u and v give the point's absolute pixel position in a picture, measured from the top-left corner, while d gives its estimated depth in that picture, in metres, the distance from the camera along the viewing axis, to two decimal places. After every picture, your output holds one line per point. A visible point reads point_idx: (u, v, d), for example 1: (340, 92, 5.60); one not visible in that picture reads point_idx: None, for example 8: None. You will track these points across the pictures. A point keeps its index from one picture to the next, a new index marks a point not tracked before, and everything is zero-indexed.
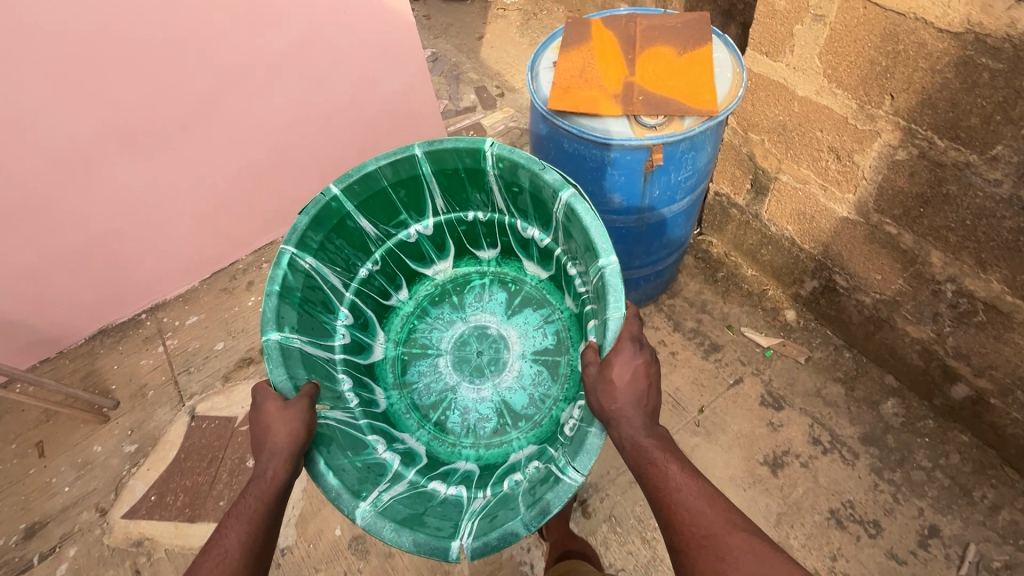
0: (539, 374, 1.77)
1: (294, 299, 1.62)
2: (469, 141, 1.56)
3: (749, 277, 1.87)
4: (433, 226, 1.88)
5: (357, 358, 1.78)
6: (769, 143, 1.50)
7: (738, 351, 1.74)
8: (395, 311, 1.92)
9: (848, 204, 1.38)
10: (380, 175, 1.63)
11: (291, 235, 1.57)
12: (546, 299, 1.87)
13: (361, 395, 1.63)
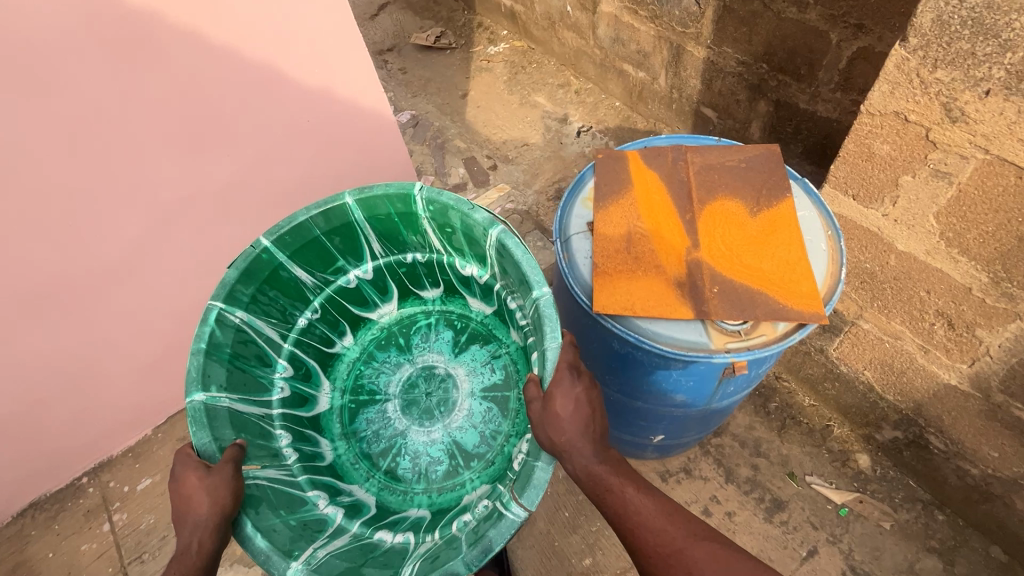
0: (489, 414, 1.58)
1: (223, 356, 1.44)
2: (397, 186, 1.45)
3: (807, 409, 1.85)
4: (374, 269, 1.76)
5: (299, 412, 1.59)
6: (853, 290, 1.54)
7: (806, 509, 1.68)
8: (339, 358, 1.71)
9: (961, 373, 1.41)
10: (310, 221, 1.53)
11: (214, 289, 1.43)
12: (495, 333, 1.68)
13: (304, 450, 1.53)
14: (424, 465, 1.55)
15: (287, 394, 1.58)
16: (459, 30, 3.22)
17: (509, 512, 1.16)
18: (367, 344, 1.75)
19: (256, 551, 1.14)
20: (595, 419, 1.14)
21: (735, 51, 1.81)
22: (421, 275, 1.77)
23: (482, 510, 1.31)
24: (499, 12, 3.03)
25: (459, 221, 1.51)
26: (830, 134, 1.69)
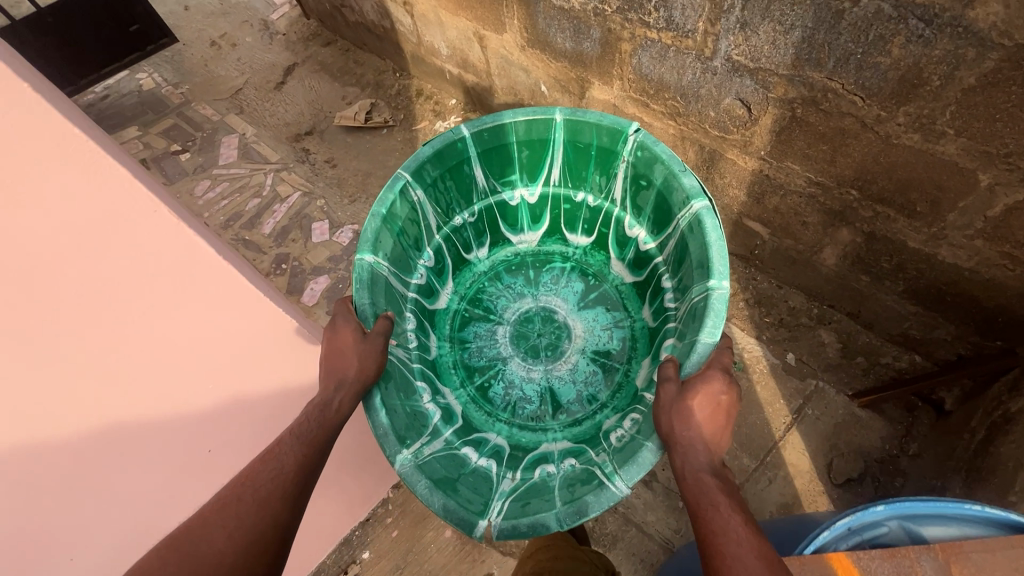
0: (594, 374, 1.96)
1: (392, 231, 1.88)
2: (617, 122, 1.76)
3: None
4: (538, 196, 2.10)
5: (424, 303, 2.03)
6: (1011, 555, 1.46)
7: None
8: (469, 268, 2.14)
9: None
10: (512, 128, 1.89)
11: (410, 165, 1.84)
12: (622, 306, 2.07)
13: (421, 339, 1.97)
14: (518, 393, 1.94)
15: (423, 283, 2.01)
16: (394, 100, 2.59)
17: (613, 485, 1.43)
18: (496, 267, 2.17)
19: (374, 428, 1.51)
20: (727, 422, 1.34)
21: (806, 169, 1.60)
22: (577, 219, 2.10)
23: (567, 465, 1.69)
24: (447, 80, 2.42)
25: (659, 180, 1.78)
26: (961, 275, 1.57)
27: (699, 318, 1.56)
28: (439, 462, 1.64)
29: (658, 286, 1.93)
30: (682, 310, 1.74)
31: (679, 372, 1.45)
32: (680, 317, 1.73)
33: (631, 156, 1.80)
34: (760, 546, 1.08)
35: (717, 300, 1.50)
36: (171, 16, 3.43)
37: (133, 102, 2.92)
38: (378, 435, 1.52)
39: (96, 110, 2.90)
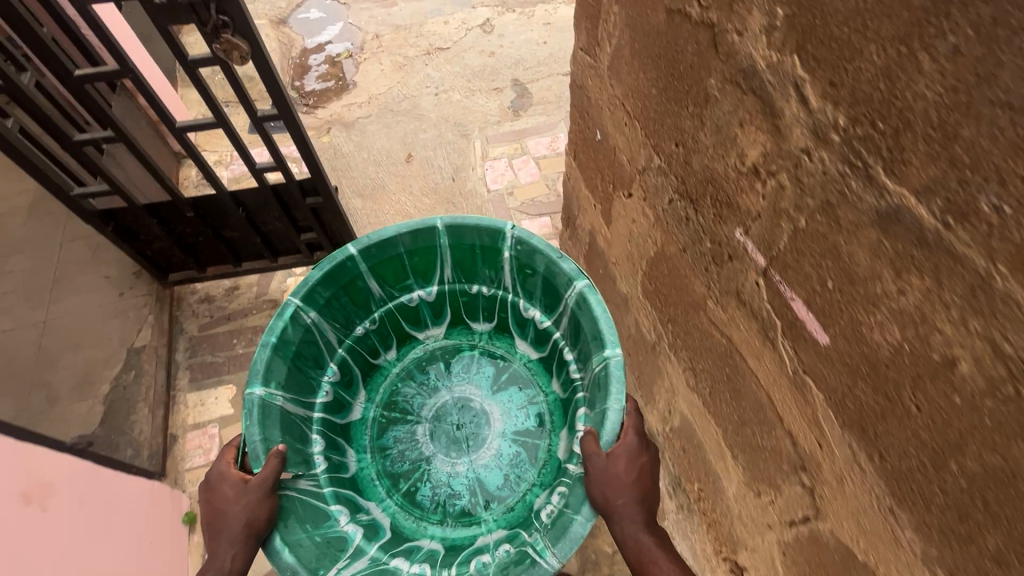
0: (518, 455, 1.69)
1: (286, 352, 1.58)
2: (486, 225, 1.60)
3: None
4: (436, 293, 1.84)
5: (331, 417, 1.72)
6: None
7: None
8: (379, 370, 1.87)
9: None
10: (397, 239, 1.66)
11: (299, 290, 1.56)
12: (534, 380, 1.82)
13: (331, 459, 1.65)
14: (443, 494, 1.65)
15: (330, 398, 1.72)
16: None
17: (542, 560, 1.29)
18: (409, 365, 1.88)
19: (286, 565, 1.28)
20: (649, 492, 1.27)
21: None
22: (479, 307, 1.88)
23: (501, 553, 1.41)
24: None
25: (541, 267, 1.64)
26: None
27: (606, 387, 1.43)
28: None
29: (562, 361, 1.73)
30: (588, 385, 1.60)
31: (596, 444, 1.30)
32: (588, 391, 1.58)
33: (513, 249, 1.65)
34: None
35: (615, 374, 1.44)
36: (385, 162, 2.46)
37: (256, 327, 1.90)
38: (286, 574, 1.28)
39: (205, 315, 1.92)
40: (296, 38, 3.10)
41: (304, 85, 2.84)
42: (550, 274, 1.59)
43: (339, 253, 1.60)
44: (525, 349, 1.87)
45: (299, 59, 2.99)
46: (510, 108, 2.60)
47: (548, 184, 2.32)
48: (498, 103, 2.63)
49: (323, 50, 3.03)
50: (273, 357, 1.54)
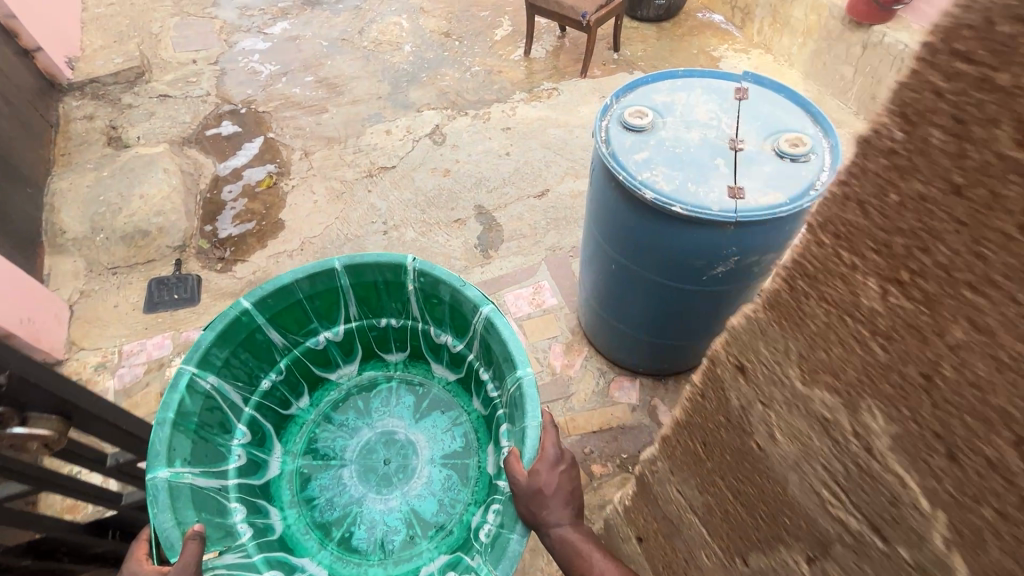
0: (448, 478, 1.79)
1: (189, 425, 1.57)
2: (384, 261, 1.74)
3: None
4: (343, 332, 1.95)
5: (251, 480, 1.72)
6: None
7: None
8: (295, 420, 1.91)
9: None
10: (294, 285, 1.76)
11: (190, 354, 1.56)
12: (455, 401, 1.94)
13: (255, 523, 1.64)
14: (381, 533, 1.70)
15: (244, 461, 1.72)
16: None
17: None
18: (325, 408, 1.95)
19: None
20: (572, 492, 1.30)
21: None
22: (389, 340, 2.01)
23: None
24: None
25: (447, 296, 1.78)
26: None
27: (521, 409, 1.48)
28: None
29: (477, 379, 1.85)
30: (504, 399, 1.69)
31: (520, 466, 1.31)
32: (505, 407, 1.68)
33: (415, 283, 1.79)
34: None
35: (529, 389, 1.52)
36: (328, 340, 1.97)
37: None
38: None
39: None
40: (205, 165, 2.55)
41: (218, 229, 2.30)
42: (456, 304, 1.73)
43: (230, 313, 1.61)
44: (443, 372, 1.99)
45: (211, 194, 2.44)
46: (478, 248, 2.15)
47: (538, 359, 1.82)
48: (461, 242, 2.18)
49: (240, 178, 2.50)
50: (174, 434, 1.50)
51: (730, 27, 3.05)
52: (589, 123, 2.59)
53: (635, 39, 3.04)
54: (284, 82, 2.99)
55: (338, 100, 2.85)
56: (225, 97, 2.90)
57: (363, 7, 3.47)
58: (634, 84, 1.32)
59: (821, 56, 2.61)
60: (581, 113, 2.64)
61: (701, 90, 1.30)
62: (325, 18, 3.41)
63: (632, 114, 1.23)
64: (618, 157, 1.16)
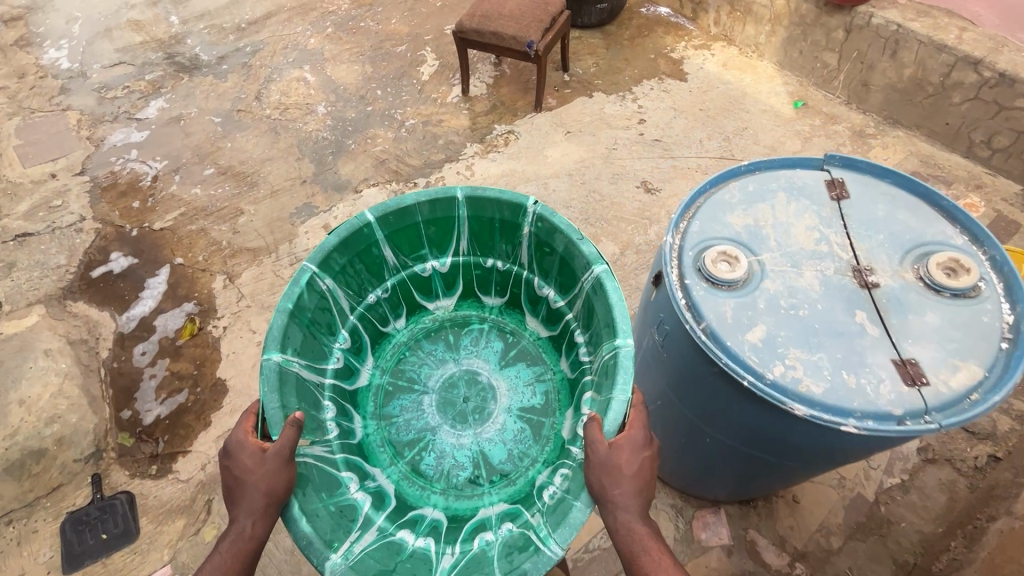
0: (523, 432, 1.60)
1: (301, 320, 1.54)
2: (507, 197, 1.63)
3: None
4: (450, 264, 1.82)
5: (343, 384, 1.66)
6: None
7: None
8: (388, 340, 1.80)
9: None
10: (415, 209, 1.66)
11: (316, 255, 1.55)
12: (541, 356, 1.75)
13: (342, 426, 1.57)
14: (448, 465, 1.56)
15: (341, 365, 1.66)
16: None
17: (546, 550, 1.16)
18: (417, 334, 1.82)
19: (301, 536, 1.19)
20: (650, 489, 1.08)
21: None
22: (491, 282, 1.84)
23: (505, 532, 1.32)
24: None
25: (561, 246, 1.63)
26: None
27: (610, 374, 1.28)
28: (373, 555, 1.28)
29: (569, 340, 1.68)
30: (597, 364, 1.53)
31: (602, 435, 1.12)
32: (594, 375, 1.51)
33: (532, 226, 1.65)
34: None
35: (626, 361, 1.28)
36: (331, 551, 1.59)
37: None
38: (302, 546, 1.19)
39: None
40: (101, 321, 1.98)
41: (141, 412, 1.77)
42: (570, 256, 1.57)
43: (356, 225, 1.61)
44: (535, 327, 1.80)
45: (119, 361, 1.89)
46: None
47: None
48: None
49: (153, 330, 1.95)
50: (290, 323, 1.48)
51: (681, 20, 2.72)
52: (563, 170, 2.20)
53: (583, 52, 2.65)
54: (179, 182, 2.40)
55: (254, 195, 2.31)
56: (106, 217, 2.30)
57: (253, 63, 2.88)
58: (695, 200, 0.95)
59: (795, 44, 2.33)
60: (550, 159, 2.24)
61: (783, 194, 0.95)
62: (209, 85, 2.80)
63: (716, 258, 0.87)
64: (724, 339, 0.80)
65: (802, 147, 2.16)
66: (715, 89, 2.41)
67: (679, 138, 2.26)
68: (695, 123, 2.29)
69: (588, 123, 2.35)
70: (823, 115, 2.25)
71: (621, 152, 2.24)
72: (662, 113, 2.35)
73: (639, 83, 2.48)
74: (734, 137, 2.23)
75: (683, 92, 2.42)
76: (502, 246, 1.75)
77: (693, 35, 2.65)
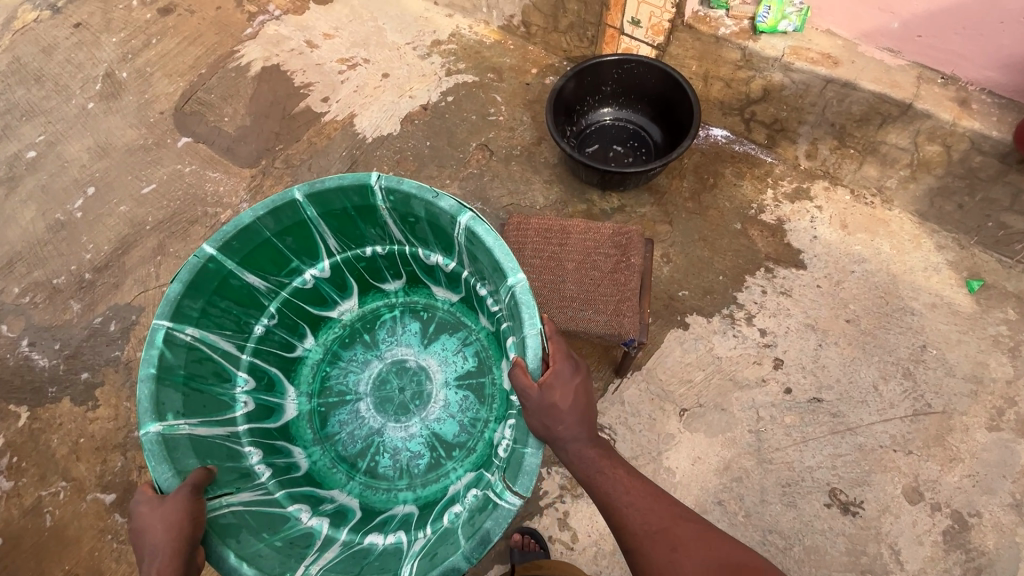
0: (468, 401, 1.51)
1: (176, 378, 1.30)
2: (350, 180, 1.35)
3: None
4: (330, 267, 1.56)
5: (267, 424, 1.46)
6: None
7: None
8: (303, 362, 1.58)
9: None
10: (258, 225, 1.35)
11: (160, 307, 1.27)
12: (462, 321, 1.61)
13: (275, 463, 1.40)
14: (405, 460, 1.47)
15: (252, 407, 1.45)
16: None
17: (502, 503, 1.12)
18: (331, 344, 1.61)
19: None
20: (588, 409, 1.14)
21: None
22: (381, 268, 1.60)
23: (471, 499, 1.25)
24: None
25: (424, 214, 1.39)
26: None
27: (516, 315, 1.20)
28: (335, 568, 1.19)
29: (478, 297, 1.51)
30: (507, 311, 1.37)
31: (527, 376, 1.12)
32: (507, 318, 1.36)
33: (387, 203, 1.38)
34: (711, 544, 1.00)
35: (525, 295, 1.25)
36: None
37: None
38: None
39: None
40: None
41: None
42: (434, 218, 1.35)
43: (199, 262, 1.32)
44: (445, 295, 1.63)
45: None
46: None
47: None
48: None
49: None
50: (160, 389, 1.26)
51: (752, 148, 1.92)
52: (708, 494, 1.46)
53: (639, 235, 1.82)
54: None
55: None
56: None
57: (132, 356, 1.81)
58: None
59: (947, 197, 1.65)
60: (679, 476, 1.48)
61: None
62: (72, 424, 1.73)
63: None
64: None
65: (1016, 370, 1.53)
66: (852, 276, 1.69)
67: (844, 388, 1.54)
68: (855, 353, 1.58)
69: (705, 383, 1.58)
70: (1014, 299, 1.62)
71: (774, 435, 1.50)
72: (798, 339, 1.62)
73: (742, 283, 1.71)
74: (918, 370, 1.55)
75: (811, 291, 1.68)
76: (372, 229, 1.49)
77: (779, 174, 1.87)
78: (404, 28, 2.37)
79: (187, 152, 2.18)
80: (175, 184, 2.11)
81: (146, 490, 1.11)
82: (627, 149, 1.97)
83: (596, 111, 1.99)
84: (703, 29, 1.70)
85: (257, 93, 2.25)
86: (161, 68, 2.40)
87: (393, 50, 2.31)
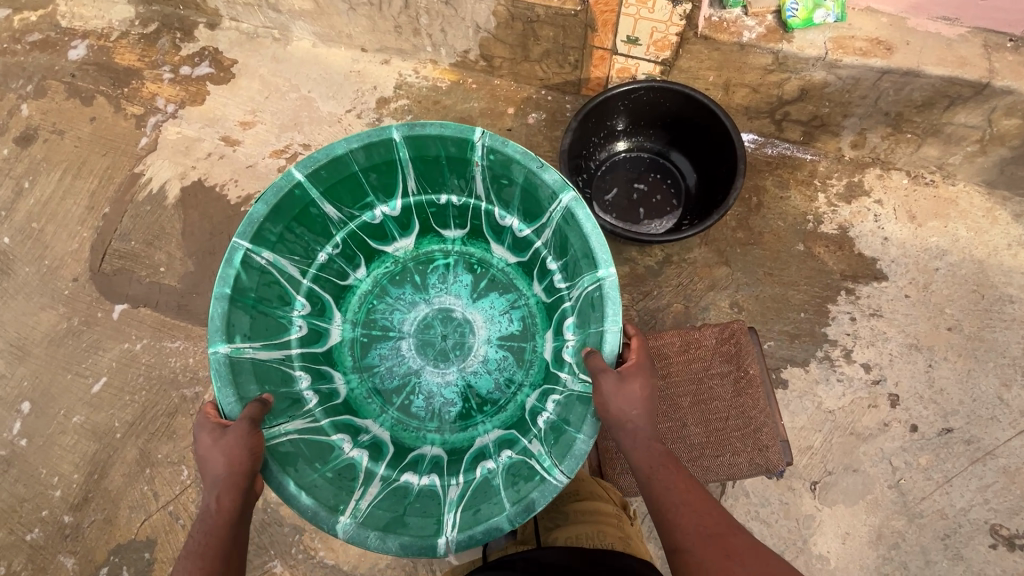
0: (509, 359, 1.51)
1: (247, 301, 1.33)
2: (451, 130, 1.33)
3: None
4: (401, 207, 1.52)
5: (315, 348, 1.48)
6: None
7: None
8: (354, 291, 1.57)
9: None
10: (349, 158, 1.34)
11: (240, 227, 1.29)
12: (514, 283, 1.57)
13: (321, 390, 1.44)
14: (438, 404, 1.48)
15: (306, 331, 1.47)
16: None
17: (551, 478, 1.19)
18: (382, 278, 1.59)
19: (306, 508, 1.19)
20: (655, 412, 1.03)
21: None
22: (450, 217, 1.56)
23: (505, 459, 1.32)
24: None
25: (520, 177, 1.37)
26: None
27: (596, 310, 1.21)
28: (381, 506, 1.25)
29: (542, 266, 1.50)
30: (576, 297, 1.38)
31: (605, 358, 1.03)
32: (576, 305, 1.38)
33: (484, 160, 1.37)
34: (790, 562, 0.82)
35: (612, 291, 1.20)
36: None
37: None
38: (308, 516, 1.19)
39: None
40: None
41: None
42: (533, 189, 1.34)
43: (285, 185, 1.32)
44: (503, 254, 1.58)
45: None
46: None
47: None
48: None
49: None
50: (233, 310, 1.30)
51: (787, 148, 1.68)
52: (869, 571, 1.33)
53: (697, 287, 1.60)
54: None
55: None
56: None
57: None
58: None
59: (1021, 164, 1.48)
60: (834, 559, 1.34)
61: None
62: None
63: None
64: None
65: None
66: (938, 275, 1.53)
67: (971, 410, 1.41)
68: (969, 365, 1.45)
69: (828, 447, 1.42)
70: None
71: (917, 484, 1.37)
72: (906, 366, 1.46)
73: (828, 315, 1.53)
74: None
75: (902, 304, 1.52)
76: (456, 179, 1.45)
77: (825, 172, 1.65)
78: (336, 92, 1.95)
79: (128, 324, 1.76)
80: (131, 369, 1.71)
81: (211, 415, 1.19)
82: (653, 183, 1.71)
83: (607, 148, 1.70)
84: (722, 38, 1.40)
85: (188, 225, 1.82)
86: (51, 219, 1.91)
87: (333, 125, 1.91)
